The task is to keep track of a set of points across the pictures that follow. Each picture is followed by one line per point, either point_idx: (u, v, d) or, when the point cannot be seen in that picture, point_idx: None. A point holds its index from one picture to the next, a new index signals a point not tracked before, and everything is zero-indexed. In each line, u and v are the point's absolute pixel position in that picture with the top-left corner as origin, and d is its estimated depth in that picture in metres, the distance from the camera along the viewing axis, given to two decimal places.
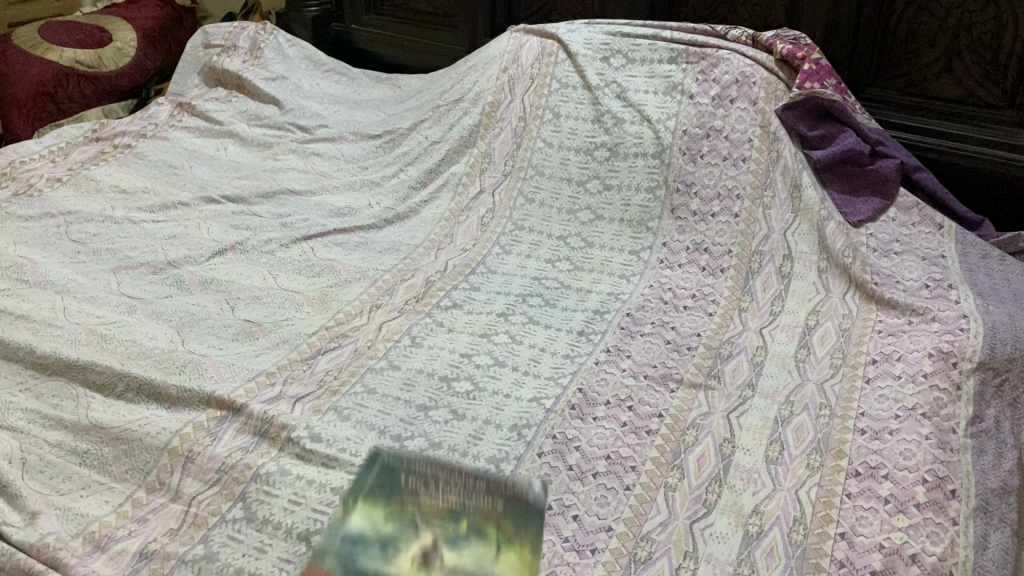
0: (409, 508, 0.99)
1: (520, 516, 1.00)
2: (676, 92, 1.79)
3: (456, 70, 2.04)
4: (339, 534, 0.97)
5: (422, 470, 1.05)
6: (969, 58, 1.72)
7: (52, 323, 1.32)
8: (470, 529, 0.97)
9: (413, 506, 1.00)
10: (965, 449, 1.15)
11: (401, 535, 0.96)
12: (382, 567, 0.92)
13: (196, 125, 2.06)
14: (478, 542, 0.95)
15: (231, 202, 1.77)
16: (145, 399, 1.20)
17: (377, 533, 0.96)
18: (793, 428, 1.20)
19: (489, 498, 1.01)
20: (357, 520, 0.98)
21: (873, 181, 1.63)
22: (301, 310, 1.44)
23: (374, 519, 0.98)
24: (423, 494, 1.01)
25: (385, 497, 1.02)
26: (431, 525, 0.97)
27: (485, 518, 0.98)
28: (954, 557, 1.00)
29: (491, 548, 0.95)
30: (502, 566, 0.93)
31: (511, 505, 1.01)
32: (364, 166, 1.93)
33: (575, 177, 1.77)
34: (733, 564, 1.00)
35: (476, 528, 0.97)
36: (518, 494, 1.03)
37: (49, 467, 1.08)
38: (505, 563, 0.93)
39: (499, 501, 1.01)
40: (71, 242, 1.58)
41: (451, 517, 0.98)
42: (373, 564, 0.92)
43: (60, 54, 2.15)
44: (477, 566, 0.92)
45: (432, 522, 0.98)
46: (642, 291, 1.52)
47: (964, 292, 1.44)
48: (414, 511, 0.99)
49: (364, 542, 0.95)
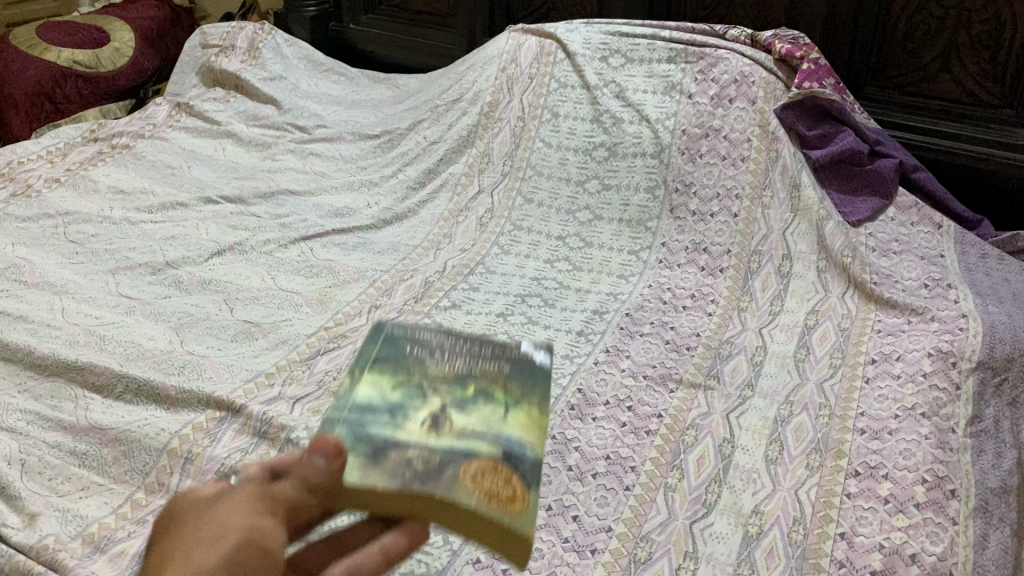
0: (410, 375, 0.79)
1: (529, 379, 0.82)
2: (674, 92, 1.79)
3: (454, 70, 2.04)
4: (337, 402, 0.75)
5: (425, 338, 0.84)
6: (968, 57, 1.72)
7: (51, 324, 1.32)
8: (478, 394, 0.78)
9: (416, 373, 0.79)
10: (964, 449, 1.15)
11: (408, 403, 0.75)
12: (385, 433, 0.70)
13: (194, 126, 2.06)
14: (485, 408, 0.76)
15: (230, 202, 1.77)
16: (144, 400, 1.19)
17: (380, 398, 0.75)
18: (793, 428, 1.20)
19: (495, 363, 0.82)
20: (360, 390, 0.76)
21: (872, 181, 1.63)
22: (300, 311, 1.44)
23: (375, 383, 0.77)
24: (427, 360, 0.81)
25: (386, 363, 0.81)
26: (436, 391, 0.77)
27: (492, 382, 0.80)
28: (954, 557, 1.00)
29: (503, 412, 0.76)
30: (515, 427, 0.74)
31: (519, 366, 0.83)
32: (362, 166, 1.93)
33: (574, 177, 1.77)
34: (733, 564, 1.00)
35: (483, 393, 0.78)
36: (526, 357, 0.85)
37: (48, 469, 1.08)
38: (518, 424, 0.75)
39: (507, 363, 0.83)
40: (70, 243, 1.57)
41: (457, 382, 0.79)
42: (380, 430, 0.71)
43: (58, 54, 2.15)
44: (490, 430, 0.73)
45: (436, 389, 0.78)
46: (641, 291, 1.52)
47: (963, 291, 1.44)
48: (419, 379, 0.79)
49: (368, 409, 0.74)
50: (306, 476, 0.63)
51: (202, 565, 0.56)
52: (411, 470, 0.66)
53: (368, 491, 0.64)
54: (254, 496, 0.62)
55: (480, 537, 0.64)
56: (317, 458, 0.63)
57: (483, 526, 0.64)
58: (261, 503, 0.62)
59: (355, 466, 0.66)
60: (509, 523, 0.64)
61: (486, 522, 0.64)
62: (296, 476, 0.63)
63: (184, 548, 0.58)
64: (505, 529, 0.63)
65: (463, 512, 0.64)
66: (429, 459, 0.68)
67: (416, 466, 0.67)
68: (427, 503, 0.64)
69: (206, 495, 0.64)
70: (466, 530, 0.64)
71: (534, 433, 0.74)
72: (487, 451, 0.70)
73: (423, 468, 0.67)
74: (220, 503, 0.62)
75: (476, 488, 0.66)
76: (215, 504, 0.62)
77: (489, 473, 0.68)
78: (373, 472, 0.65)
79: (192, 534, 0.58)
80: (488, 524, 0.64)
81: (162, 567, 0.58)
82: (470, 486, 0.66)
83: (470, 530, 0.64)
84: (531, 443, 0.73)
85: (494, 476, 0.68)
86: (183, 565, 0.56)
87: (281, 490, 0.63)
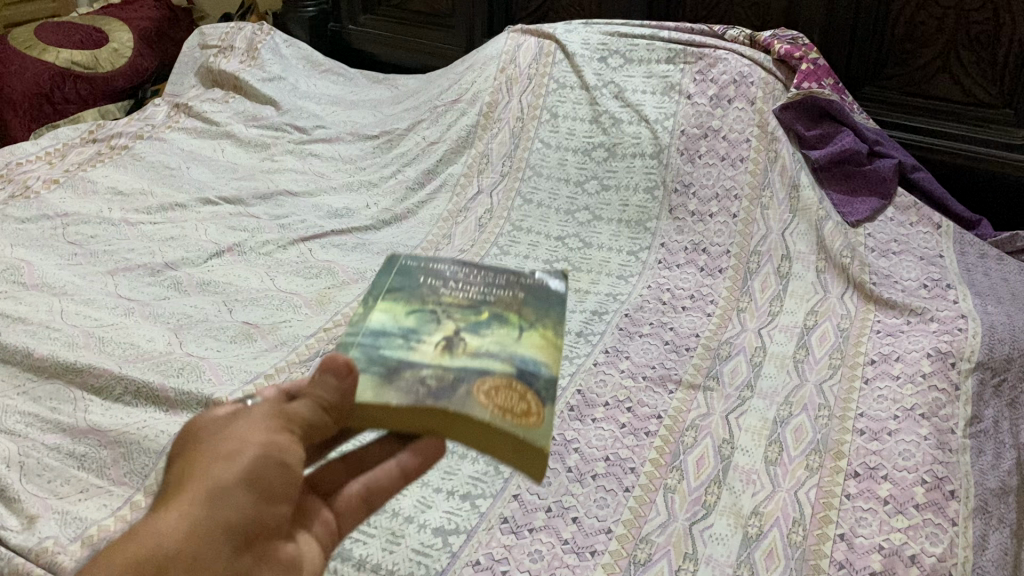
0: (424, 299, 0.78)
1: (544, 305, 0.81)
2: (673, 92, 1.79)
3: (453, 71, 2.04)
4: (350, 325, 0.74)
5: (437, 266, 0.83)
6: (966, 56, 1.73)
7: (50, 326, 1.32)
8: (494, 316, 0.77)
9: (429, 297, 0.78)
10: (964, 449, 1.15)
11: (422, 325, 0.74)
12: (400, 352, 0.70)
13: (193, 127, 2.05)
14: (500, 328, 0.75)
15: (229, 203, 1.77)
16: (143, 402, 1.19)
17: (394, 322, 0.74)
18: (792, 428, 1.20)
19: (510, 287, 0.81)
20: (375, 314, 0.75)
21: (872, 181, 1.63)
22: (299, 312, 1.44)
23: (388, 309, 0.76)
24: (440, 287, 0.80)
25: (399, 288, 0.79)
26: (450, 315, 0.76)
27: (508, 307, 0.79)
28: (953, 558, 1.00)
29: (517, 331, 0.75)
30: (529, 347, 0.74)
31: (535, 291, 0.83)
32: (361, 166, 1.93)
33: (573, 177, 1.77)
34: (733, 565, 1.00)
35: (498, 316, 0.77)
36: (541, 283, 0.85)
37: (47, 471, 1.08)
38: (533, 346, 0.74)
39: (522, 286, 0.82)
40: (68, 244, 1.57)
41: (470, 306, 0.78)
42: (394, 351, 0.70)
43: (57, 55, 2.14)
44: (504, 348, 0.72)
45: (450, 311, 0.76)
46: (640, 292, 1.52)
47: (963, 291, 1.44)
48: (432, 304, 0.77)
49: (383, 331, 0.72)
50: (320, 396, 0.62)
51: (219, 487, 0.57)
52: (426, 387, 0.66)
53: (382, 407, 0.64)
54: (270, 414, 0.62)
55: (496, 447, 0.66)
56: (327, 376, 0.62)
57: (498, 437, 0.65)
58: (275, 418, 0.61)
59: (370, 383, 0.66)
60: (523, 435, 0.65)
61: (500, 438, 0.65)
62: (308, 395, 0.63)
63: (201, 462, 0.58)
64: (518, 443, 0.65)
65: (477, 426, 0.65)
66: (444, 375, 0.67)
67: (429, 384, 0.66)
68: (441, 417, 0.65)
69: (223, 409, 0.64)
70: (482, 444, 0.65)
71: (548, 353, 0.75)
72: (502, 367, 0.70)
73: (438, 384, 0.66)
74: (237, 420, 0.62)
75: (490, 404, 0.66)
76: (231, 420, 0.62)
77: (502, 390, 0.68)
78: (389, 389, 0.65)
79: (206, 457, 0.59)
80: (503, 436, 0.65)
81: (182, 479, 0.58)
82: (483, 402, 0.66)
83: (485, 445, 0.65)
84: (545, 362, 0.73)
85: (508, 392, 0.68)
86: (202, 482, 0.57)
87: (296, 408, 0.62)
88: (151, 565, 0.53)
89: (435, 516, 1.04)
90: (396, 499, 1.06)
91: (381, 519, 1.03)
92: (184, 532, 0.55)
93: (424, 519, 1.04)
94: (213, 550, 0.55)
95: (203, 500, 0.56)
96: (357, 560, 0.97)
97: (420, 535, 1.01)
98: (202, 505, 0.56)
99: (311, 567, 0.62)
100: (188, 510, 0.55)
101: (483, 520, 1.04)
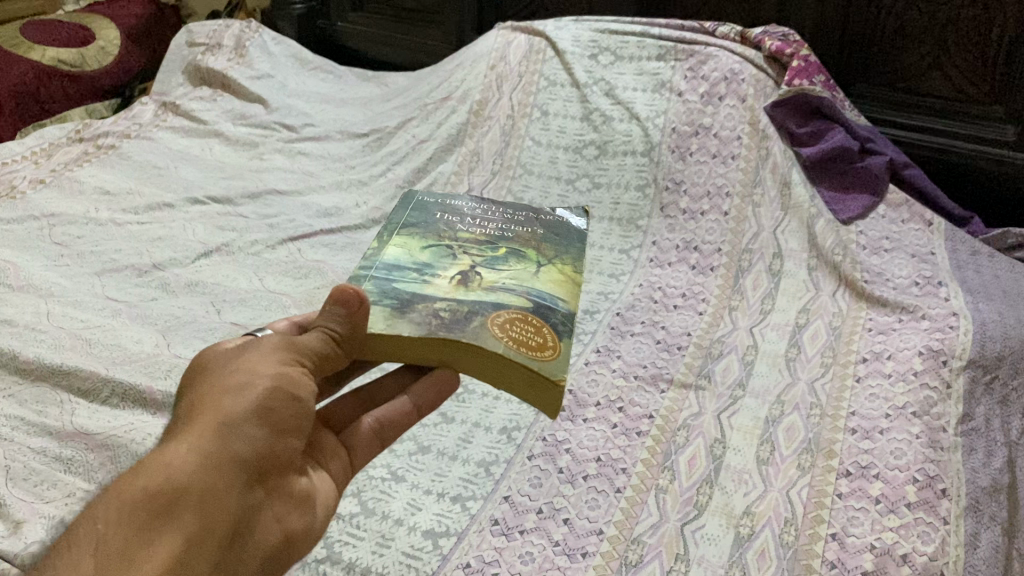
0: (439, 239, 0.85)
1: (556, 248, 0.89)
2: (664, 89, 1.78)
3: (444, 68, 2.03)
4: (368, 257, 0.80)
5: (456, 213, 0.91)
6: (959, 53, 1.72)
7: (35, 328, 1.31)
8: (508, 255, 0.85)
9: (445, 238, 0.86)
10: (956, 447, 1.14)
11: (439, 260, 0.81)
12: (418, 286, 0.76)
13: (180, 125, 2.04)
14: (512, 267, 0.82)
15: (217, 203, 1.76)
16: (131, 405, 1.18)
17: (411, 258, 0.81)
18: (784, 428, 1.20)
19: (524, 235, 0.90)
20: (392, 249, 0.82)
21: (862, 178, 1.63)
22: (288, 313, 1.42)
23: (408, 246, 0.83)
24: (458, 230, 0.88)
25: (417, 230, 0.86)
26: (467, 255, 0.83)
27: (522, 249, 0.87)
28: (945, 557, 1.00)
29: (532, 271, 0.82)
30: (542, 283, 0.80)
31: (547, 240, 0.91)
32: (350, 165, 1.91)
33: (564, 175, 1.76)
34: (725, 566, 0.99)
35: (513, 257, 0.84)
36: (552, 229, 0.93)
37: (34, 475, 1.06)
38: (546, 282, 0.81)
39: (534, 235, 0.91)
40: (54, 245, 1.56)
41: (486, 248, 0.85)
42: (411, 285, 0.76)
43: (43, 53, 2.10)
44: (520, 283, 0.79)
45: (465, 252, 0.84)
46: (631, 291, 1.51)
47: (954, 289, 1.43)
48: (450, 243, 0.85)
49: (399, 265, 0.79)
50: (330, 328, 0.66)
51: (232, 415, 0.57)
52: (439, 319, 0.71)
53: (396, 338, 0.69)
54: (280, 347, 0.64)
55: (509, 380, 0.70)
56: (337, 308, 0.66)
57: (510, 371, 0.69)
58: (286, 352, 0.63)
59: (383, 314, 0.70)
60: (538, 367, 0.69)
61: (512, 370, 0.69)
62: (319, 329, 0.66)
63: (211, 392, 0.59)
64: (533, 374, 0.69)
65: (488, 357, 0.70)
66: (459, 308, 0.73)
67: (443, 316, 0.72)
68: (457, 347, 0.70)
69: (228, 345, 0.66)
70: (497, 376, 0.70)
71: (564, 287, 0.81)
72: (516, 301, 0.76)
73: (453, 317, 0.72)
74: (246, 352, 0.63)
75: (506, 337, 0.71)
76: (240, 353, 0.63)
77: (515, 325, 0.73)
78: (401, 321, 0.70)
79: (218, 384, 0.59)
80: (514, 370, 0.69)
81: (192, 413, 0.58)
82: (498, 334, 0.71)
83: (500, 377, 0.70)
84: (560, 294, 0.80)
85: (521, 326, 0.73)
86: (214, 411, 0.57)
87: (306, 342, 0.65)
88: (166, 495, 0.53)
89: (425, 519, 1.03)
90: (387, 502, 1.06)
91: (370, 522, 1.02)
92: (198, 461, 0.55)
93: (414, 522, 1.03)
94: (227, 481, 0.56)
95: (215, 431, 0.56)
96: (347, 563, 0.97)
97: (410, 538, 1.01)
98: (217, 435, 0.56)
99: (318, 500, 0.64)
100: (201, 440, 0.56)
101: (473, 522, 1.04)
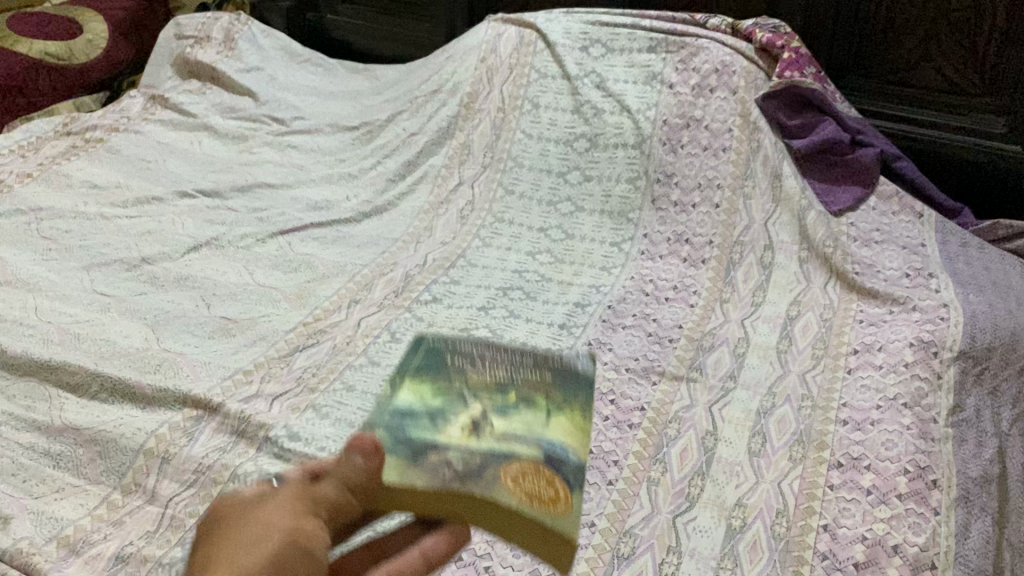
0: (453, 380, 0.76)
1: (571, 387, 0.77)
2: (655, 82, 1.78)
3: (433, 61, 2.02)
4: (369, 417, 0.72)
5: (468, 350, 0.80)
6: (949, 45, 1.73)
7: (24, 323, 1.30)
8: (520, 403, 0.73)
9: (454, 384, 0.75)
10: (946, 438, 1.14)
11: (445, 414, 0.72)
12: (436, 438, 0.69)
13: (168, 118, 2.02)
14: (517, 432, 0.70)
15: (206, 196, 1.75)
16: (121, 399, 1.18)
17: (416, 411, 0.72)
18: (776, 420, 1.20)
19: (541, 367, 0.77)
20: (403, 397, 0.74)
21: (853, 170, 1.63)
22: (278, 307, 1.42)
23: (412, 398, 0.73)
24: (468, 370, 0.76)
25: (423, 378, 0.76)
26: (474, 399, 0.73)
27: (538, 388, 0.75)
28: (936, 547, 1.00)
29: (544, 416, 0.72)
30: (556, 430, 0.71)
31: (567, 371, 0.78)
32: (340, 158, 1.90)
33: (555, 168, 1.76)
34: (717, 558, 1.00)
35: (527, 399, 0.74)
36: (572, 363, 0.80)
37: (22, 471, 1.06)
38: (560, 429, 0.71)
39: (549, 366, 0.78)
40: (42, 240, 1.55)
41: (496, 390, 0.75)
42: (416, 441, 0.68)
43: (30, 46, 2.09)
44: (532, 434, 0.70)
45: (477, 398, 0.74)
46: (623, 284, 1.51)
47: (945, 280, 1.43)
48: (459, 388, 0.75)
49: (404, 418, 0.71)
50: (347, 476, 0.62)
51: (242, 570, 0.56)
52: (452, 469, 0.65)
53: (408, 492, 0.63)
54: (298, 497, 0.62)
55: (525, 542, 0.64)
56: (356, 457, 0.62)
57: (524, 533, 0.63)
58: (302, 504, 0.61)
59: (394, 466, 0.65)
60: (551, 524, 0.63)
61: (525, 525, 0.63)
62: (336, 476, 0.63)
63: (229, 544, 0.58)
64: (547, 531, 0.63)
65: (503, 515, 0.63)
66: (471, 461, 0.66)
67: (455, 467, 0.65)
68: (467, 501, 0.63)
69: (251, 493, 0.64)
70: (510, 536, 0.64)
71: (579, 438, 0.71)
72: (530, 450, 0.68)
73: (466, 467, 0.65)
74: (266, 501, 0.62)
75: (517, 489, 0.64)
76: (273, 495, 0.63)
77: (528, 475, 0.66)
78: (412, 471, 0.65)
79: (238, 538, 0.58)
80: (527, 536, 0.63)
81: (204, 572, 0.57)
82: (510, 487, 0.64)
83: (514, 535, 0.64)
84: (575, 445, 0.70)
85: (533, 478, 0.66)
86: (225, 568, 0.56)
87: (323, 491, 0.62)
88: None
89: None
90: None
91: None
92: None
93: None
94: None
95: None
96: None
97: None
98: None
99: None
100: None
101: None
